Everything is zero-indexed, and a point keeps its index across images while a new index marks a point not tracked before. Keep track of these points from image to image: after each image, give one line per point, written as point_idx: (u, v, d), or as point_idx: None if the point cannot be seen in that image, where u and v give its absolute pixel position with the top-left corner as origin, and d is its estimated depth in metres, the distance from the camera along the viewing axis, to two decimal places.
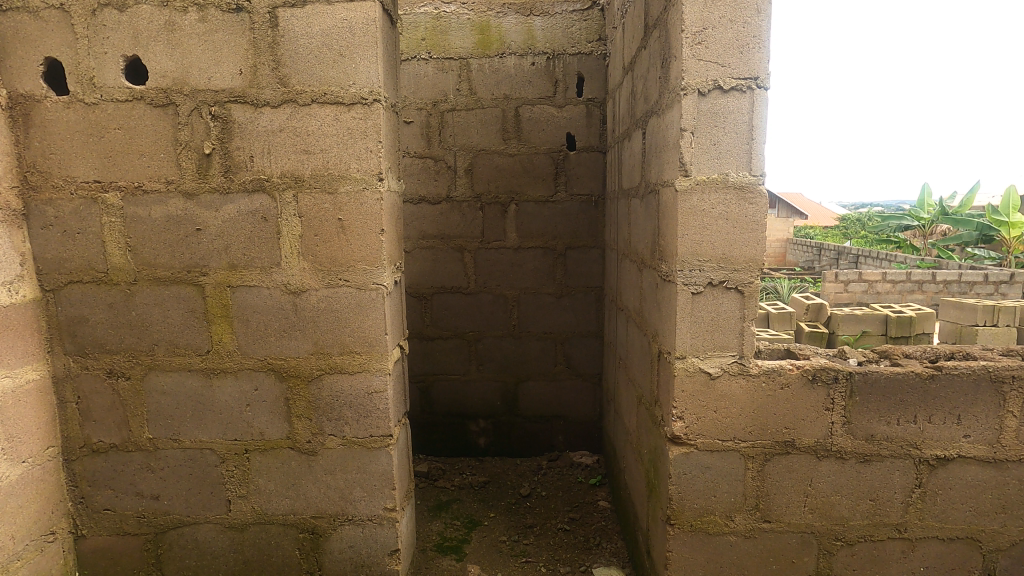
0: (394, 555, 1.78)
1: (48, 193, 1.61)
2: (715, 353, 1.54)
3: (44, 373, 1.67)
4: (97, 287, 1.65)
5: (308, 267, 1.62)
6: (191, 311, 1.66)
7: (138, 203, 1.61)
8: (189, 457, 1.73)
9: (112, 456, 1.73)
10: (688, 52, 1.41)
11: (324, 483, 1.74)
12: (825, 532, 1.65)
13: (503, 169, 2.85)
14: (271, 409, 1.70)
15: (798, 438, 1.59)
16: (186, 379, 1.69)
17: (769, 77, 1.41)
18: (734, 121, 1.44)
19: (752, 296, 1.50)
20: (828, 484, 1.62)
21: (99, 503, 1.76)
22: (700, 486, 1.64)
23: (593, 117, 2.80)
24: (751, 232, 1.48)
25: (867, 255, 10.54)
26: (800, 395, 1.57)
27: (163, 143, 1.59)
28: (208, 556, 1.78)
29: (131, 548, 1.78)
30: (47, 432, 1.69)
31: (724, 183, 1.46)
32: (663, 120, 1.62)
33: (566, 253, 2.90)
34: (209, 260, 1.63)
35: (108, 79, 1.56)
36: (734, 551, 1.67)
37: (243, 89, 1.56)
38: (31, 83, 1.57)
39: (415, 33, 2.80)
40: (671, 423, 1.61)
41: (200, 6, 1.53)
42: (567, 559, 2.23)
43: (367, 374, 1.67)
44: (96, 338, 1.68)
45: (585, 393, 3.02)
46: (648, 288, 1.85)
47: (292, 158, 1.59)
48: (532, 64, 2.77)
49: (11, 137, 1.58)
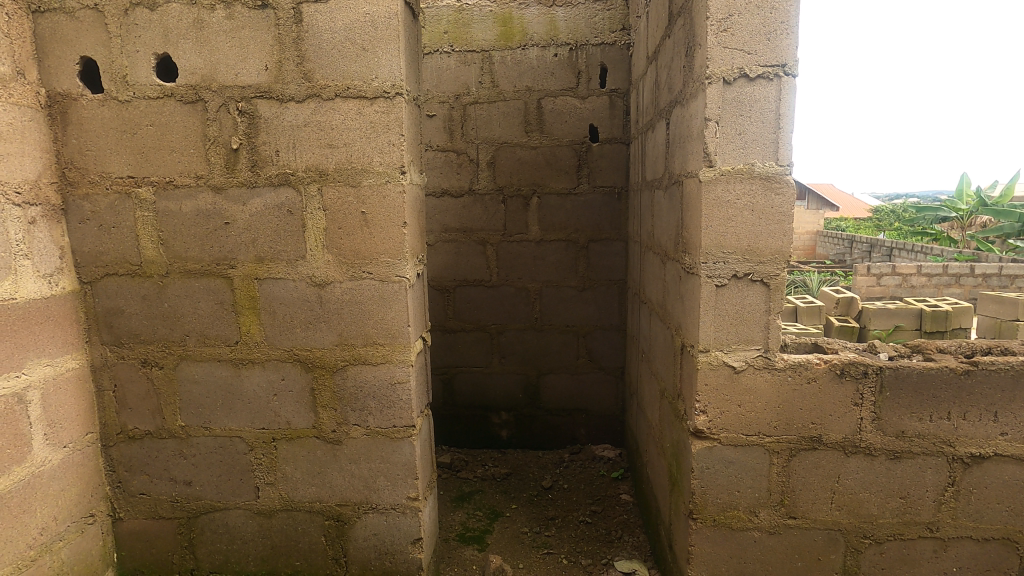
0: (417, 544, 1.80)
1: (85, 188, 1.66)
2: (740, 346, 1.52)
3: (82, 362, 1.74)
4: (131, 280, 1.71)
5: (333, 260, 1.65)
6: (220, 303, 1.70)
7: (169, 198, 1.66)
8: (219, 445, 1.78)
9: (147, 443, 1.80)
10: (713, 40, 1.39)
11: (349, 472, 1.77)
12: (853, 530, 1.61)
13: (526, 162, 2.84)
14: (297, 398, 1.74)
15: (826, 434, 1.56)
16: (215, 369, 1.74)
17: (797, 64, 1.37)
18: (760, 109, 1.41)
19: (778, 289, 1.48)
20: (856, 481, 1.58)
21: (135, 487, 1.83)
22: (723, 481, 1.62)
23: (616, 108, 2.77)
24: (777, 224, 1.45)
25: (902, 248, 10.21)
26: (827, 390, 1.53)
27: (192, 139, 1.63)
28: (238, 541, 1.84)
29: (166, 531, 1.85)
30: (86, 419, 1.76)
31: (750, 173, 1.43)
32: (686, 110, 1.60)
33: (589, 246, 2.88)
34: (237, 253, 1.67)
35: (140, 78, 1.60)
36: (758, 547, 1.65)
37: (269, 84, 1.59)
38: (67, 82, 1.62)
39: (438, 27, 2.80)
40: (694, 416, 1.59)
41: (227, 4, 1.56)
42: (589, 551, 2.24)
43: (389, 365, 1.70)
44: (131, 329, 1.74)
45: (607, 386, 3.01)
46: (671, 281, 1.83)
47: (316, 152, 1.61)
48: (555, 55, 2.75)
49: (50, 135, 1.64)
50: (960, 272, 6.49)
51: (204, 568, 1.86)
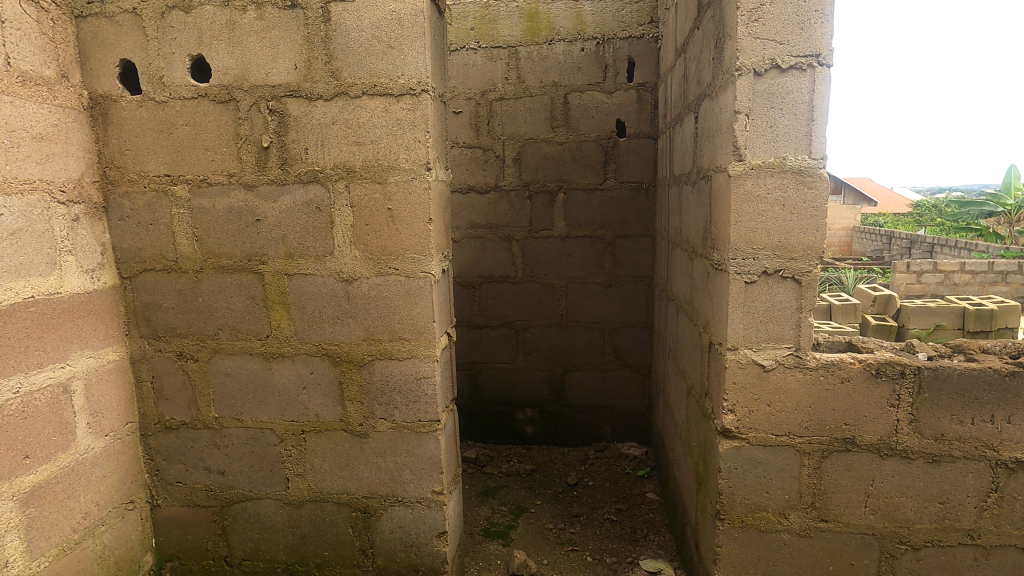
0: (442, 537, 1.82)
1: (124, 187, 1.72)
2: (770, 345, 1.48)
3: (122, 354, 1.81)
4: (168, 275, 1.77)
5: (360, 256, 1.67)
6: (252, 298, 1.74)
7: (203, 195, 1.70)
8: (251, 436, 1.83)
9: (183, 433, 1.86)
10: (743, 30, 1.35)
11: (375, 465, 1.80)
12: (888, 535, 1.56)
13: (552, 157, 2.83)
14: (326, 392, 1.77)
15: (859, 436, 1.51)
16: (247, 362, 1.78)
17: (832, 54, 1.33)
18: (792, 101, 1.37)
19: (810, 286, 1.44)
20: (892, 484, 1.53)
21: (172, 475, 1.90)
22: (752, 482, 1.59)
23: (644, 102, 2.73)
24: (810, 218, 1.41)
25: (944, 245, 9.82)
26: (862, 390, 1.49)
27: (225, 137, 1.67)
28: (268, 530, 1.89)
29: (201, 518, 1.91)
30: (126, 409, 1.83)
31: (782, 167, 1.39)
32: (715, 103, 1.57)
33: (615, 242, 2.85)
34: (268, 250, 1.71)
35: (175, 78, 1.65)
36: (788, 550, 1.61)
37: (298, 83, 1.62)
38: (108, 84, 1.68)
39: (464, 23, 2.81)
40: (722, 415, 1.56)
41: (258, 5, 1.59)
42: (613, 550, 2.23)
43: (415, 360, 1.71)
44: (167, 323, 1.80)
45: (634, 383, 2.98)
46: (699, 278, 1.80)
47: (343, 150, 1.63)
48: (582, 50, 2.73)
49: (92, 135, 1.70)
50: (1008, 269, 6.20)
51: (237, 555, 1.92)
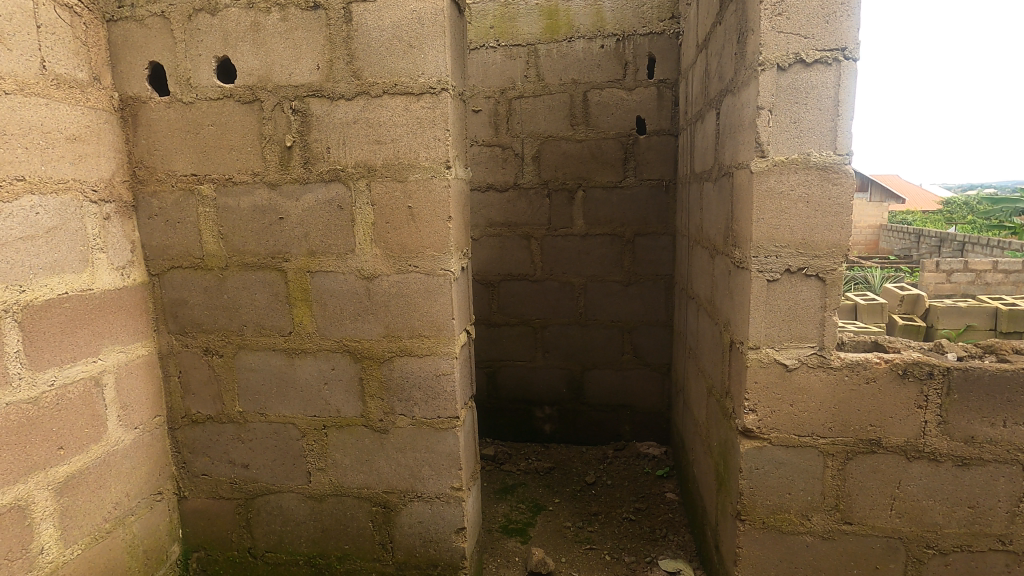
0: (461, 533, 1.83)
1: (153, 186, 1.77)
2: (793, 344, 1.46)
3: (150, 349, 1.85)
4: (195, 272, 1.81)
5: (380, 254, 1.69)
6: (275, 295, 1.77)
7: (228, 194, 1.74)
8: (274, 430, 1.86)
9: (209, 426, 1.90)
10: (767, 24, 1.33)
11: (395, 461, 1.82)
12: (915, 539, 1.53)
13: (571, 155, 2.82)
14: (347, 387, 1.79)
15: (885, 437, 1.48)
16: (270, 358, 1.82)
17: (858, 47, 1.31)
18: (817, 96, 1.35)
19: (834, 285, 1.41)
20: (919, 487, 1.50)
21: (198, 468, 1.94)
22: (773, 483, 1.57)
23: (664, 99, 2.71)
24: (835, 216, 1.38)
25: (976, 243, 9.53)
26: (888, 390, 1.46)
27: (249, 137, 1.70)
28: (291, 523, 1.92)
29: (225, 510, 1.95)
30: (154, 403, 1.88)
31: (806, 164, 1.37)
32: (738, 99, 1.55)
33: (635, 240, 2.84)
34: (291, 247, 1.74)
35: (202, 80, 1.69)
36: (811, 552, 1.59)
37: (321, 83, 1.64)
38: (138, 86, 1.73)
39: (484, 22, 2.81)
40: (743, 415, 1.55)
41: (282, 7, 1.62)
42: (632, 549, 2.22)
43: (434, 357, 1.73)
44: (194, 319, 1.84)
45: (653, 382, 2.96)
46: (720, 276, 1.78)
47: (364, 149, 1.65)
48: (601, 47, 2.71)
49: (122, 136, 1.75)
50: None
51: (260, 547, 1.96)
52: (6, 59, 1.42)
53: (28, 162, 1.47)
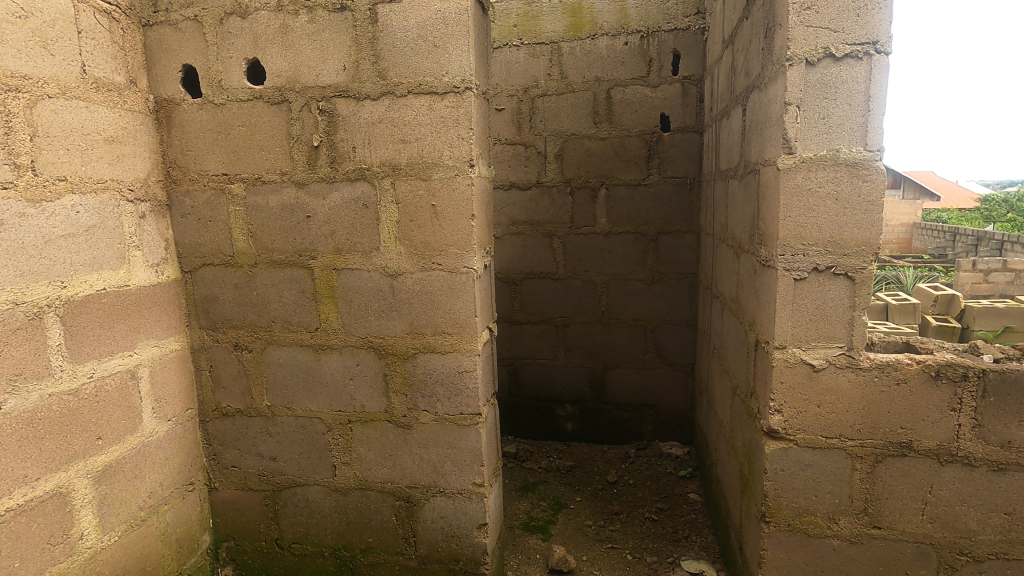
0: (482, 529, 1.85)
1: (186, 185, 1.82)
2: (820, 344, 1.44)
3: (183, 344, 1.91)
4: (225, 269, 1.86)
5: (404, 252, 1.72)
6: (302, 292, 1.81)
7: (258, 193, 1.78)
8: (301, 424, 1.90)
9: (238, 420, 1.95)
10: (795, 19, 1.31)
11: (418, 456, 1.84)
12: (948, 545, 1.49)
13: (594, 153, 2.81)
14: (371, 383, 1.82)
15: (917, 441, 1.45)
16: (298, 353, 1.85)
17: (890, 41, 1.28)
18: (847, 91, 1.32)
19: (864, 284, 1.38)
20: (952, 492, 1.46)
21: (228, 460, 2.00)
22: (800, 485, 1.54)
23: (689, 96, 2.68)
24: (865, 213, 1.35)
25: (1016, 242, 9.20)
26: (920, 393, 1.42)
27: (278, 137, 1.74)
28: (317, 515, 1.96)
29: (254, 501, 2.00)
30: (186, 396, 1.93)
31: (835, 160, 1.35)
32: (765, 95, 1.52)
33: (658, 238, 2.81)
34: (318, 245, 1.77)
35: (232, 81, 1.73)
36: (838, 556, 1.56)
37: (347, 83, 1.66)
38: (171, 88, 1.78)
39: (507, 20, 2.82)
40: (768, 416, 1.53)
41: (310, 9, 1.65)
42: (654, 549, 2.21)
43: (457, 354, 1.74)
44: (224, 315, 1.89)
45: (676, 382, 2.93)
46: (745, 274, 1.76)
47: (389, 148, 1.68)
48: (625, 44, 2.69)
49: (157, 137, 1.81)
50: None
51: (287, 538, 2.00)
52: (49, 64, 1.47)
53: (69, 163, 1.53)
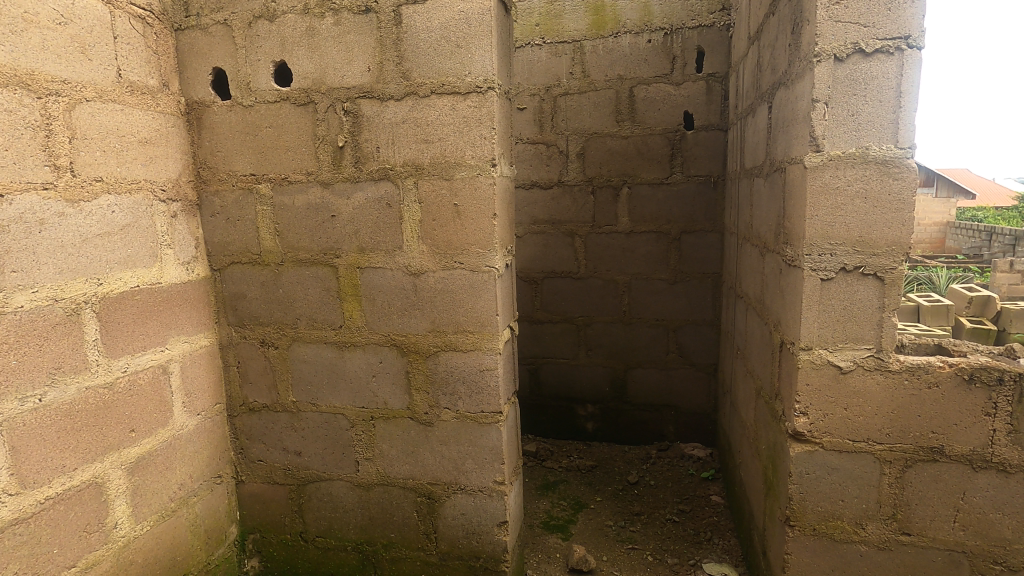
0: (503, 527, 1.86)
1: (215, 185, 1.87)
2: (848, 345, 1.41)
3: (212, 340, 1.96)
4: (253, 267, 1.90)
5: (427, 251, 1.73)
6: (327, 290, 1.84)
7: (284, 193, 1.81)
8: (325, 420, 1.93)
9: (264, 415, 2.00)
10: (823, 14, 1.29)
11: (440, 453, 1.86)
12: (981, 554, 1.45)
13: (616, 152, 2.80)
14: (394, 380, 1.84)
15: (949, 446, 1.41)
16: (322, 350, 1.89)
17: (923, 35, 1.24)
18: (877, 87, 1.29)
19: (894, 285, 1.35)
20: (986, 499, 1.42)
21: (255, 454, 2.04)
22: (825, 489, 1.52)
23: (714, 93, 2.65)
24: (895, 212, 1.32)
25: None
26: (952, 396, 1.38)
27: (304, 138, 1.77)
28: (340, 510, 1.99)
29: (279, 495, 2.04)
30: (215, 391, 1.98)
31: (864, 158, 1.32)
32: (791, 91, 1.50)
33: (681, 237, 2.79)
34: (342, 243, 1.80)
35: (261, 83, 1.77)
36: (865, 562, 1.53)
37: (371, 84, 1.69)
38: (202, 91, 1.82)
39: (530, 20, 2.82)
40: (793, 418, 1.50)
41: (335, 11, 1.68)
42: (675, 551, 2.19)
43: (478, 352, 1.75)
44: (252, 312, 1.93)
45: (699, 383, 2.90)
46: (771, 274, 1.73)
47: (413, 148, 1.69)
48: (648, 42, 2.67)
49: (188, 138, 1.85)
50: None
51: (311, 532, 2.04)
52: (86, 69, 1.52)
53: (106, 164, 1.58)
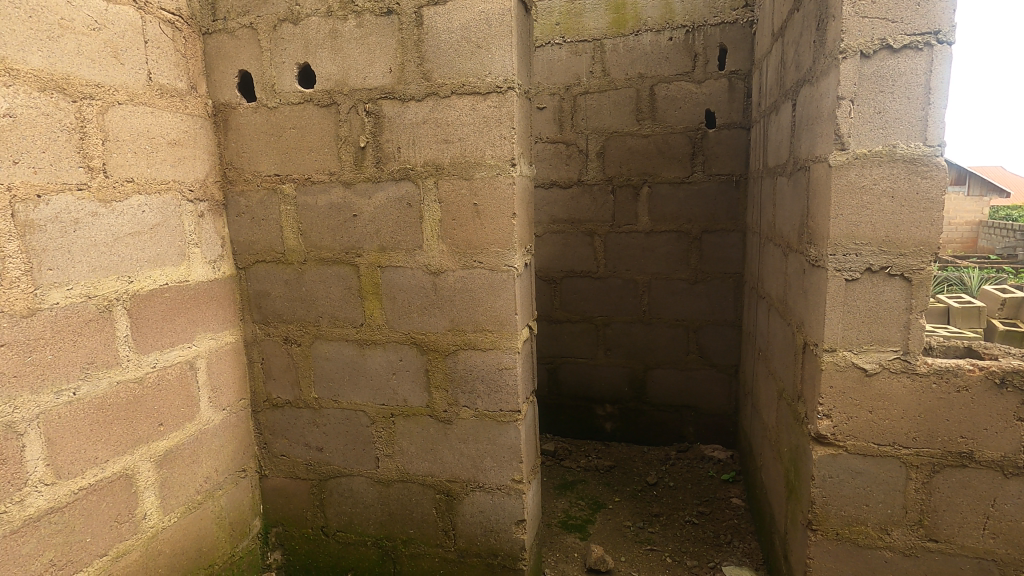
0: (521, 525, 1.86)
1: (241, 185, 1.91)
2: (873, 347, 1.38)
3: (237, 337, 2.00)
4: (277, 266, 1.93)
5: (447, 250, 1.75)
6: (348, 288, 1.87)
7: (308, 193, 1.85)
8: (346, 417, 1.96)
9: (287, 411, 2.03)
10: (850, 10, 1.26)
11: (458, 450, 1.87)
12: (1012, 563, 1.41)
13: (637, 150, 2.78)
14: (413, 378, 1.86)
15: (978, 451, 1.37)
16: (344, 347, 1.91)
17: (954, 30, 1.22)
18: (905, 84, 1.26)
19: (922, 286, 1.32)
20: (1017, 507, 1.38)
21: (278, 449, 2.08)
22: (849, 493, 1.49)
23: (736, 91, 2.61)
24: (924, 211, 1.29)
25: None
26: (982, 400, 1.35)
27: (327, 139, 1.80)
28: (360, 505, 2.02)
29: (301, 490, 2.08)
30: (240, 386, 2.03)
31: (891, 156, 1.29)
32: (816, 89, 1.47)
33: (702, 236, 2.76)
34: (363, 243, 1.82)
35: (285, 85, 1.80)
36: (890, 569, 1.50)
37: (392, 85, 1.71)
38: (228, 93, 1.87)
39: (550, 19, 2.82)
40: (816, 421, 1.48)
41: (358, 13, 1.70)
42: (694, 553, 2.17)
43: (497, 351, 1.76)
44: (275, 310, 1.97)
45: (719, 384, 2.87)
46: (794, 274, 1.71)
47: (433, 148, 1.71)
48: (670, 39, 2.65)
49: (215, 140, 1.90)
50: None
51: (333, 526, 2.07)
52: (118, 72, 1.57)
53: (136, 165, 1.62)
